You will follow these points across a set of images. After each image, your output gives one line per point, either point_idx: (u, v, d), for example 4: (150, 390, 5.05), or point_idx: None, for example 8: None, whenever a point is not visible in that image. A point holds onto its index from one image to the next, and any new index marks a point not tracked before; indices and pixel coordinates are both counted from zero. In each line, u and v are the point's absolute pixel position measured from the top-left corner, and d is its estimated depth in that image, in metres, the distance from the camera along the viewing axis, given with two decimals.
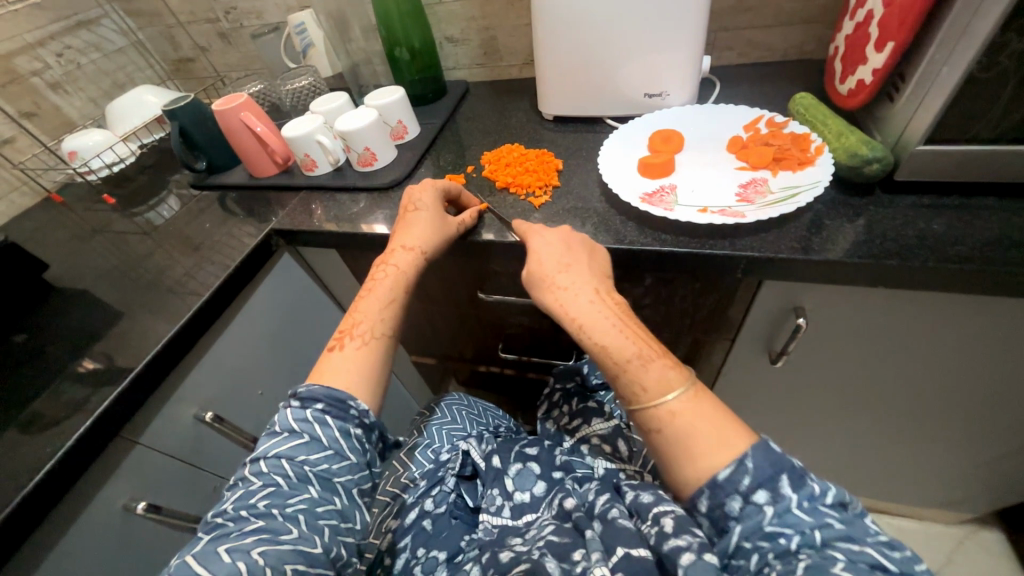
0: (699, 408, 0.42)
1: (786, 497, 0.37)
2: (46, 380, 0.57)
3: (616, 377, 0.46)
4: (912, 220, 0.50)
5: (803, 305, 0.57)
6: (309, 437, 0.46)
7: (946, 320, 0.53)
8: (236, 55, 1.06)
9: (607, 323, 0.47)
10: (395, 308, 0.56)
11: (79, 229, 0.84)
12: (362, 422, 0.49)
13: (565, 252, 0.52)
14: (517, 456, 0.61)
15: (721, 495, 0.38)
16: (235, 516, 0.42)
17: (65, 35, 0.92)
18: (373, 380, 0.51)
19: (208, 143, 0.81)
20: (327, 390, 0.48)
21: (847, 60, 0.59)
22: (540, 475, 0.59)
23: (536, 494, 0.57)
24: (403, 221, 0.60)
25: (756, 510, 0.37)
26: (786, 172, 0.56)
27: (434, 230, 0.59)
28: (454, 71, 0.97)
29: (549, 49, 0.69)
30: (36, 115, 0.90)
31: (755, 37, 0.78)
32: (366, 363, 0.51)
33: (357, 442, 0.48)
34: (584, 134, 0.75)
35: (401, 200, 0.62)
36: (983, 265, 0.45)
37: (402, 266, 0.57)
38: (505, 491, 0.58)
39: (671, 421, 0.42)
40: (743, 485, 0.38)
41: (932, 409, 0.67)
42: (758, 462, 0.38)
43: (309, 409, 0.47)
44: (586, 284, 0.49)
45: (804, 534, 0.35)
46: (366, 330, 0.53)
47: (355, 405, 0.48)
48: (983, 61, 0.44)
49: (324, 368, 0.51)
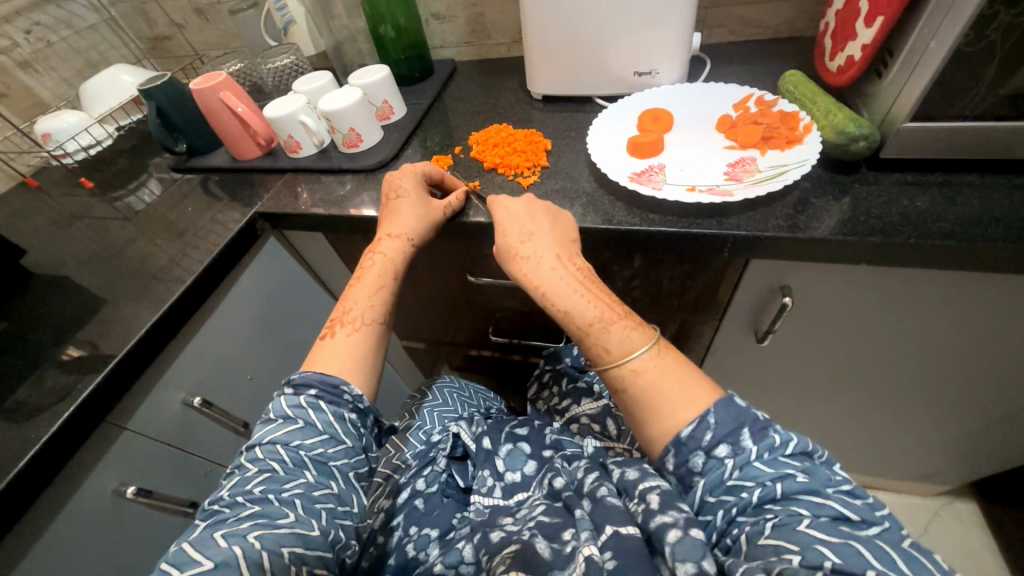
0: (660, 366, 0.43)
1: (746, 451, 0.38)
2: (28, 367, 0.56)
3: (582, 340, 0.47)
4: (897, 197, 0.51)
5: (789, 284, 0.57)
6: (303, 423, 0.46)
7: (930, 297, 0.54)
8: (215, 32, 1.02)
9: (568, 287, 0.49)
10: (386, 293, 0.55)
11: (58, 213, 0.82)
12: (356, 407, 0.49)
13: (527, 221, 0.54)
14: (507, 438, 0.63)
15: (685, 453, 0.40)
16: (231, 502, 0.42)
17: (31, 10, 0.88)
18: (369, 368, 0.51)
19: (187, 124, 0.79)
20: (320, 375, 0.48)
21: (838, 36, 0.58)
22: (530, 454, 0.60)
23: (525, 474, 0.58)
24: (386, 209, 0.59)
25: (718, 464, 0.39)
26: (775, 151, 0.56)
27: (420, 218, 0.58)
28: (442, 49, 0.95)
29: (538, 26, 0.68)
30: (6, 95, 0.87)
31: (747, 14, 0.77)
32: (360, 350, 0.51)
33: (352, 426, 0.48)
34: (573, 114, 0.74)
35: (382, 187, 0.61)
36: (964, 242, 0.46)
37: (389, 255, 0.56)
38: (496, 472, 0.59)
39: (635, 380, 0.43)
40: (705, 441, 0.39)
41: (912, 385, 0.69)
42: (720, 418, 0.39)
43: (303, 396, 0.47)
44: (546, 249, 0.51)
45: (766, 487, 0.37)
46: (358, 317, 0.53)
47: (349, 390, 0.48)
48: (970, 35, 0.43)
49: (316, 356, 0.51)
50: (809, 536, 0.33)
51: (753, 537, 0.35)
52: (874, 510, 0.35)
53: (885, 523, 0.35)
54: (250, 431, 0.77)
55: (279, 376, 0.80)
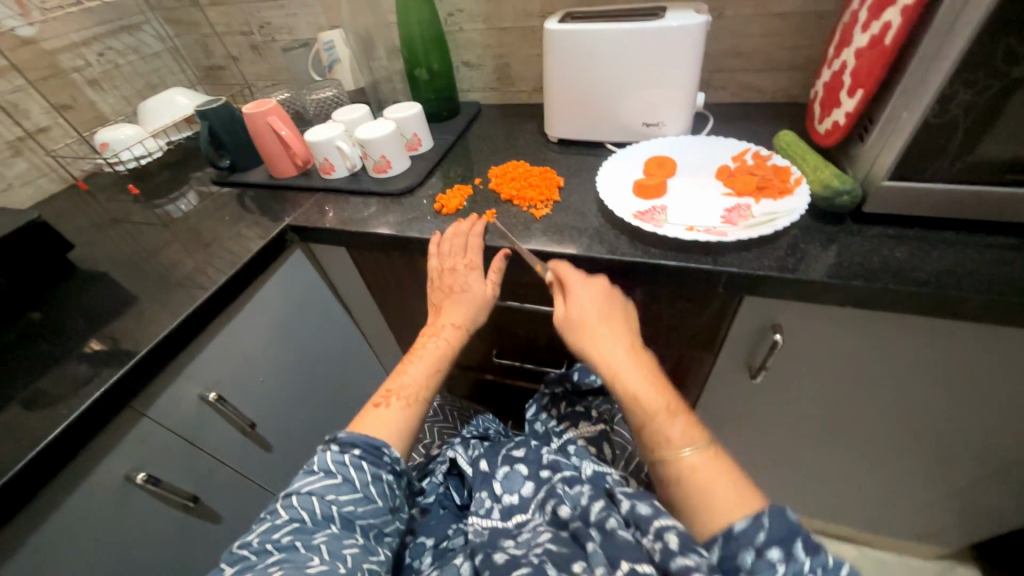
0: (716, 465, 0.44)
1: (800, 562, 0.36)
2: (63, 352, 0.60)
3: (640, 423, 0.49)
4: (878, 247, 0.55)
5: (780, 322, 0.61)
6: (343, 479, 0.46)
7: (912, 344, 0.57)
8: (265, 65, 1.13)
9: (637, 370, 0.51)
10: (438, 377, 0.58)
11: (102, 215, 0.88)
12: (394, 469, 0.50)
13: (608, 307, 0.56)
14: (505, 460, 0.64)
15: (735, 548, 0.38)
16: (259, 549, 0.41)
17: (107, 37, 0.99)
18: (411, 441, 0.53)
19: (233, 143, 0.87)
20: (365, 437, 0.49)
21: (825, 103, 0.65)
22: (528, 475, 0.61)
23: (524, 495, 0.59)
24: (448, 297, 0.62)
25: (769, 568, 0.36)
26: (768, 200, 0.61)
27: (477, 309, 0.62)
28: (468, 93, 1.04)
29: (558, 79, 0.76)
30: (71, 108, 0.96)
31: (746, 80, 0.85)
32: (406, 424, 0.53)
33: (387, 488, 0.49)
34: (585, 156, 0.81)
35: (439, 276, 0.64)
36: (939, 290, 0.50)
37: (451, 343, 0.59)
38: (493, 494, 0.60)
39: (690, 474, 0.44)
40: (758, 540, 0.37)
41: (899, 432, 0.71)
42: (774, 522, 0.38)
43: (348, 454, 0.48)
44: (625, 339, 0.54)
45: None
46: (411, 393, 0.54)
47: (389, 452, 0.50)
48: (937, 108, 0.49)
49: (364, 418, 0.52)
50: None
51: None
52: None
53: None
54: (256, 433, 0.79)
55: (290, 382, 0.84)
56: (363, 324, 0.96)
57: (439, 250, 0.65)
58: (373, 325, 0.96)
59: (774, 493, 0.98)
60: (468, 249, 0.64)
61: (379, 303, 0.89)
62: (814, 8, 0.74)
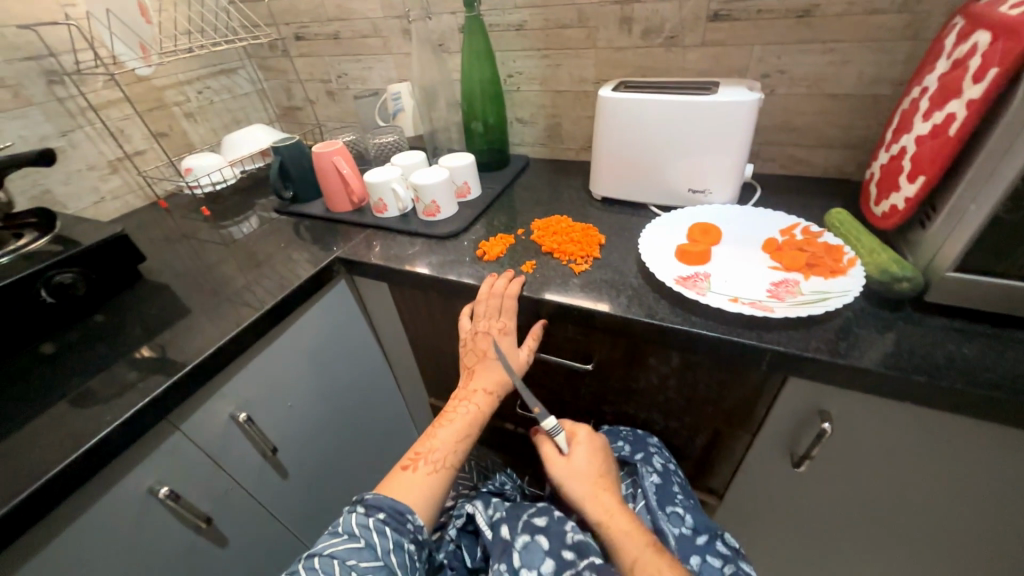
0: None
1: None
2: (118, 357, 0.64)
3: (631, 566, 0.48)
4: (942, 340, 0.52)
5: (829, 409, 0.57)
6: (365, 543, 0.46)
7: (982, 453, 0.52)
8: (336, 109, 1.24)
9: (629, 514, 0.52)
10: (468, 442, 0.57)
11: (174, 232, 0.96)
12: (416, 538, 0.49)
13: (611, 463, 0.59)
14: (524, 527, 0.59)
15: None
16: None
17: (208, 78, 1.12)
18: (436, 507, 0.52)
19: (299, 177, 0.94)
20: (391, 501, 0.50)
21: (882, 186, 0.63)
22: (549, 551, 0.55)
23: (544, 574, 0.53)
24: (480, 361, 0.63)
25: None
26: (818, 277, 0.59)
27: (509, 374, 0.63)
28: (519, 146, 1.09)
29: (607, 142, 0.79)
30: (166, 135, 1.07)
31: (797, 154, 0.85)
32: (432, 490, 0.52)
33: (408, 559, 0.48)
34: (628, 216, 0.82)
35: (472, 342, 0.65)
36: (1017, 397, 0.45)
37: (481, 408, 0.59)
38: (511, 567, 0.55)
39: None
40: None
41: (968, 552, 0.62)
42: None
43: (372, 518, 0.48)
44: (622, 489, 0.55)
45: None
46: (439, 458, 0.54)
47: (412, 519, 0.49)
48: (1008, 204, 0.46)
49: (392, 482, 0.52)
50: None
51: None
52: None
53: None
54: (275, 458, 0.79)
55: (315, 409, 0.84)
56: (393, 358, 0.97)
57: (473, 315, 0.67)
58: (402, 360, 0.97)
59: None
60: (502, 310, 0.65)
61: (410, 340, 0.90)
62: (871, 91, 0.74)
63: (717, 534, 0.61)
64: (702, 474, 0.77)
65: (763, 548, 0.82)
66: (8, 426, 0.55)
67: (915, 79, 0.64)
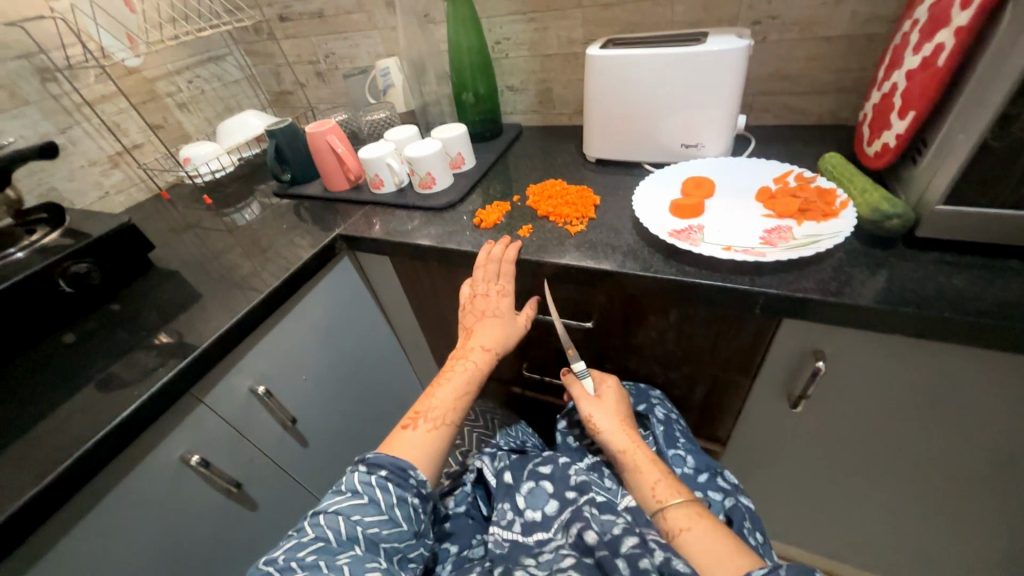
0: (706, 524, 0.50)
1: None
2: (139, 340, 0.67)
3: (645, 489, 0.55)
4: (933, 273, 0.53)
5: (823, 349, 0.58)
6: (368, 499, 0.49)
7: (972, 381, 0.53)
8: (327, 91, 1.23)
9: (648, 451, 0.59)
10: (466, 400, 0.59)
11: (179, 222, 0.98)
12: (419, 492, 0.52)
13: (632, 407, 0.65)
14: (530, 475, 0.64)
15: None
16: (283, 567, 0.43)
17: (197, 66, 1.12)
18: (437, 461, 0.55)
19: (296, 159, 0.95)
20: (392, 458, 0.52)
21: (875, 125, 0.63)
22: (553, 493, 0.60)
23: (548, 513, 0.59)
24: (477, 322, 0.65)
25: None
26: (811, 222, 0.59)
27: (505, 335, 0.65)
28: (512, 115, 1.09)
29: (598, 102, 0.78)
30: (162, 127, 1.08)
31: (791, 103, 0.84)
32: (434, 446, 0.55)
33: (411, 511, 0.51)
34: (622, 176, 0.83)
35: (470, 305, 0.67)
36: (1003, 322, 0.46)
37: (479, 366, 0.61)
38: (516, 507, 0.60)
39: (681, 528, 0.50)
40: None
41: (962, 479, 0.65)
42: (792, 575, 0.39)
43: (375, 475, 0.50)
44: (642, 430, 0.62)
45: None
46: (439, 416, 0.56)
47: (415, 475, 0.52)
48: (996, 130, 0.47)
49: (395, 439, 0.55)
50: None
51: None
52: None
53: None
54: (296, 429, 0.83)
55: (330, 383, 0.88)
56: (401, 332, 1.00)
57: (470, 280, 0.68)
58: (410, 333, 0.99)
59: (818, 538, 0.91)
60: (500, 276, 0.67)
61: (416, 312, 0.93)
62: (865, 31, 0.73)
63: (718, 472, 0.65)
64: (704, 424, 0.80)
65: (766, 490, 0.86)
66: (44, 408, 0.59)
67: (907, 12, 0.63)
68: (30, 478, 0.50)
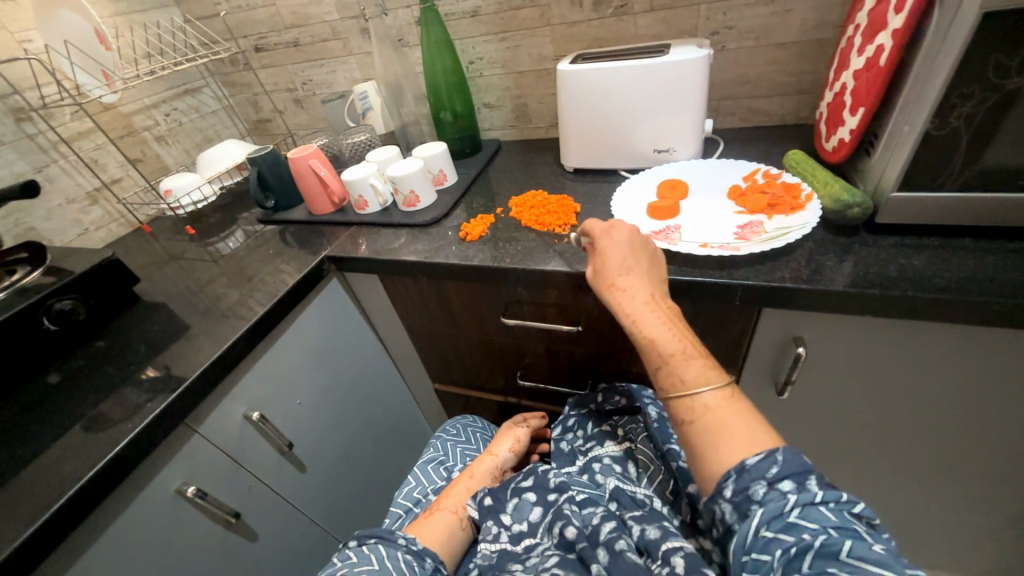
0: (730, 406, 0.46)
1: (810, 492, 0.41)
2: (127, 375, 0.67)
3: (659, 370, 0.49)
4: (896, 256, 0.56)
5: (802, 335, 0.61)
6: (359, 557, 0.55)
7: (939, 354, 0.57)
8: (306, 116, 1.25)
9: (659, 319, 0.50)
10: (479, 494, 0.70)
11: (162, 254, 0.97)
12: (410, 548, 0.57)
13: (631, 258, 0.55)
14: (513, 491, 0.65)
15: (748, 481, 0.42)
16: None
17: (173, 99, 1.13)
18: (453, 545, 0.63)
19: (279, 185, 0.96)
20: (378, 527, 0.59)
21: (829, 123, 0.68)
22: (536, 501, 0.63)
23: (533, 521, 0.61)
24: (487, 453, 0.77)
25: (779, 497, 0.41)
26: (780, 216, 0.63)
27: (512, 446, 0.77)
28: (490, 131, 1.12)
29: (572, 114, 0.82)
30: (141, 161, 1.08)
31: (754, 105, 0.89)
32: (449, 530, 0.64)
33: (403, 563, 0.55)
34: (600, 183, 0.86)
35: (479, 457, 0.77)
36: (961, 295, 0.50)
37: (488, 466, 0.73)
38: (501, 522, 0.62)
39: (704, 413, 0.46)
40: (771, 474, 0.41)
41: (944, 449, 0.68)
42: (787, 457, 0.42)
43: (365, 544, 0.57)
44: (645, 289, 0.52)
45: (832, 535, 0.38)
46: (454, 506, 0.67)
47: (402, 535, 0.58)
48: (936, 121, 0.51)
49: (417, 525, 0.64)
50: None
51: None
52: None
53: None
54: (293, 453, 0.82)
55: (324, 406, 0.87)
56: (393, 349, 1.01)
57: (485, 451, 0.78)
58: (402, 350, 1.00)
59: None
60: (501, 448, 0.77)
61: (407, 328, 0.93)
62: (815, 36, 0.78)
63: None
64: None
65: None
66: (31, 450, 0.58)
67: (850, 18, 0.67)
68: (21, 522, 0.49)
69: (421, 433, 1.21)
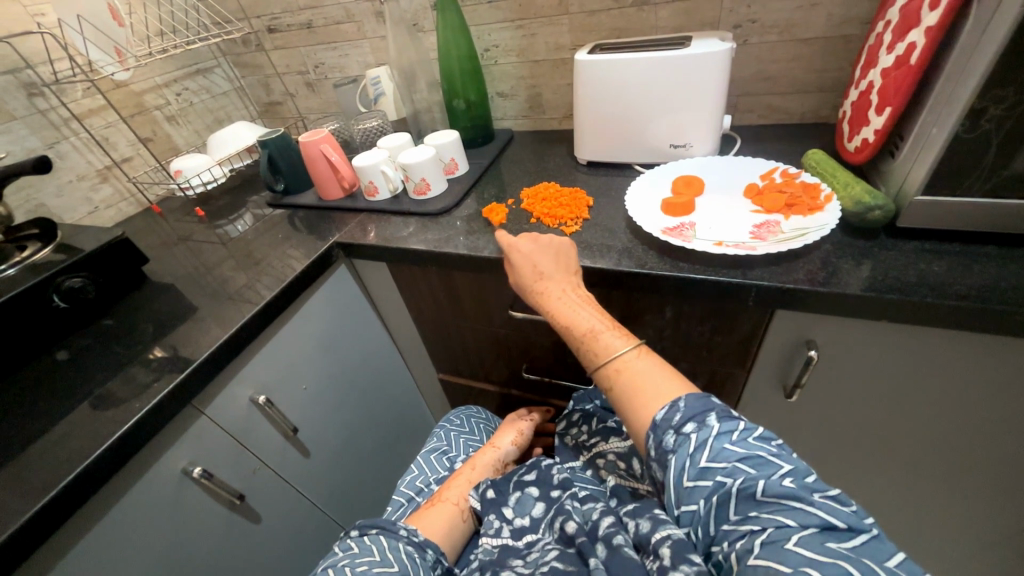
0: (640, 364, 0.50)
1: (709, 427, 0.43)
2: (135, 354, 0.67)
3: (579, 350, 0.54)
4: (915, 261, 0.55)
5: (814, 338, 0.60)
6: (358, 547, 0.54)
7: (955, 363, 0.56)
8: (317, 100, 1.24)
9: (574, 306, 0.56)
10: None
11: (171, 235, 0.97)
12: (411, 539, 0.58)
13: (540, 261, 0.61)
14: (516, 485, 0.65)
15: (659, 434, 0.45)
16: None
17: (184, 79, 1.12)
18: (455, 537, 0.64)
19: (289, 169, 0.95)
20: (378, 517, 0.59)
21: (853, 122, 0.66)
22: (539, 496, 0.63)
23: (535, 516, 0.61)
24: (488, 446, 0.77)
25: (685, 440, 0.43)
26: (798, 216, 0.62)
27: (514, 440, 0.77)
28: (502, 121, 1.10)
29: (587, 106, 0.80)
30: (151, 140, 1.08)
31: (774, 102, 0.87)
32: (451, 522, 0.64)
33: (403, 554, 0.55)
34: (613, 177, 0.84)
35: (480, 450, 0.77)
36: (982, 303, 0.49)
37: (489, 460, 0.74)
38: (503, 516, 0.62)
39: (620, 376, 0.50)
40: (675, 421, 0.44)
41: (952, 458, 0.67)
42: (688, 403, 0.45)
43: (366, 535, 0.57)
44: (560, 285, 0.59)
45: (745, 477, 0.40)
46: (456, 499, 0.67)
47: (404, 527, 0.59)
48: (967, 124, 0.49)
49: (419, 516, 0.64)
50: (797, 552, 0.34)
51: (743, 554, 0.37)
52: (860, 517, 0.37)
53: (874, 531, 0.36)
54: (297, 438, 0.83)
55: (329, 391, 0.88)
56: (399, 337, 1.01)
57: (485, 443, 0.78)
58: (408, 338, 1.00)
59: None
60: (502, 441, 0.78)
61: (413, 317, 0.93)
62: (840, 32, 0.76)
63: None
64: None
65: None
66: (39, 426, 0.58)
67: (880, 14, 0.65)
68: (29, 496, 0.50)
69: (423, 422, 1.21)
